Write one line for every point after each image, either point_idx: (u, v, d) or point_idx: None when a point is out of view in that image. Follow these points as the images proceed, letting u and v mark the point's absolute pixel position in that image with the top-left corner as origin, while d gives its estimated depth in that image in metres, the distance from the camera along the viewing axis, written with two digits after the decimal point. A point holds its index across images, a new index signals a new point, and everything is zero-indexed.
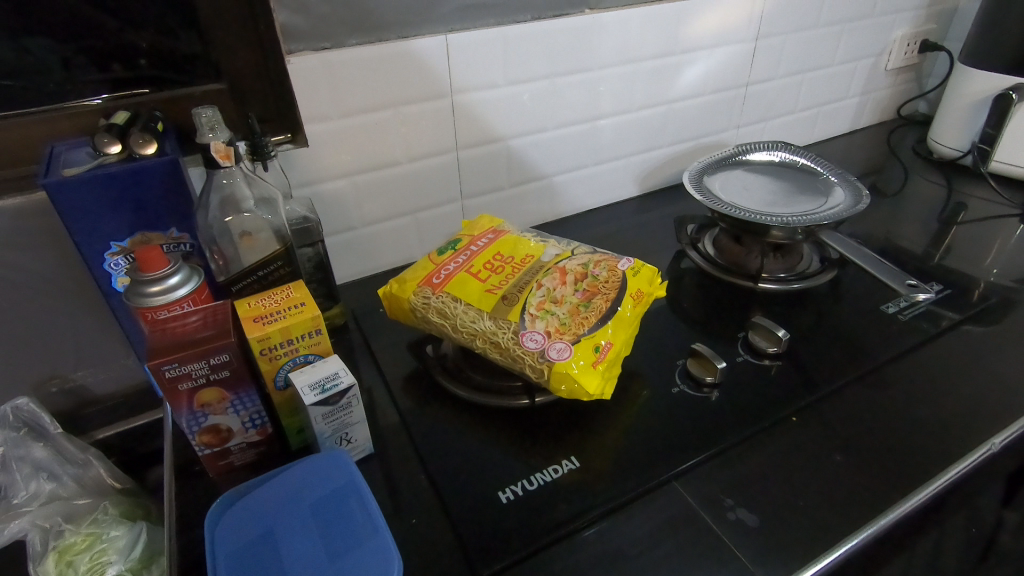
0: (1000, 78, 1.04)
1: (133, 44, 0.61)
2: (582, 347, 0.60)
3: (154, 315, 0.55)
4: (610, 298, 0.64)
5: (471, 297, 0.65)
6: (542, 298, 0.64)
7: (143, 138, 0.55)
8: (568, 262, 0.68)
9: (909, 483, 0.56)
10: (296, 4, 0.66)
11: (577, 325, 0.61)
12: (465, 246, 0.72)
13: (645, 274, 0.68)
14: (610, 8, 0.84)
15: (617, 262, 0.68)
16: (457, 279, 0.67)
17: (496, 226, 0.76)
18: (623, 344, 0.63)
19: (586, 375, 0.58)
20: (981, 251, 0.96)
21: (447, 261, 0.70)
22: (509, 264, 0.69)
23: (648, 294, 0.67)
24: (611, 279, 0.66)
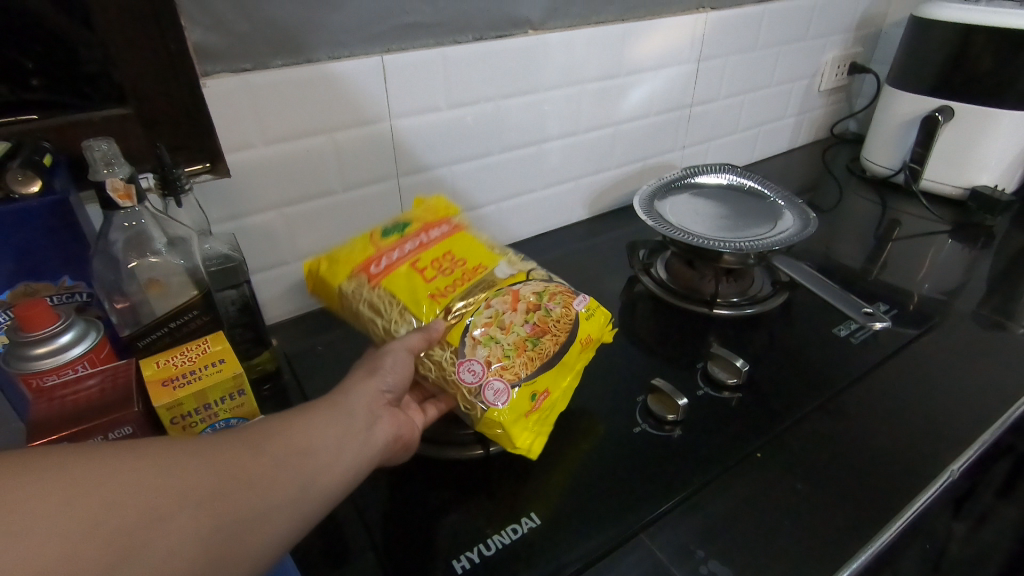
0: (925, 100, 1.07)
1: (17, 64, 0.53)
2: (521, 392, 0.56)
3: (40, 381, 0.46)
4: (560, 342, 0.60)
5: (409, 300, 0.59)
6: (488, 322, 0.60)
7: (24, 174, 0.48)
8: (523, 286, 0.64)
9: (877, 518, 0.54)
10: (211, 21, 0.60)
11: (519, 365, 0.57)
12: (417, 231, 0.67)
13: (599, 318, 0.64)
14: (554, 29, 0.82)
15: (574, 298, 0.64)
16: (399, 272, 0.62)
17: (452, 215, 0.71)
18: (562, 391, 0.60)
19: (517, 426, 0.55)
20: (917, 267, 0.98)
21: (394, 246, 0.64)
22: (459, 267, 0.63)
23: (599, 338, 0.64)
24: (566, 320, 0.62)
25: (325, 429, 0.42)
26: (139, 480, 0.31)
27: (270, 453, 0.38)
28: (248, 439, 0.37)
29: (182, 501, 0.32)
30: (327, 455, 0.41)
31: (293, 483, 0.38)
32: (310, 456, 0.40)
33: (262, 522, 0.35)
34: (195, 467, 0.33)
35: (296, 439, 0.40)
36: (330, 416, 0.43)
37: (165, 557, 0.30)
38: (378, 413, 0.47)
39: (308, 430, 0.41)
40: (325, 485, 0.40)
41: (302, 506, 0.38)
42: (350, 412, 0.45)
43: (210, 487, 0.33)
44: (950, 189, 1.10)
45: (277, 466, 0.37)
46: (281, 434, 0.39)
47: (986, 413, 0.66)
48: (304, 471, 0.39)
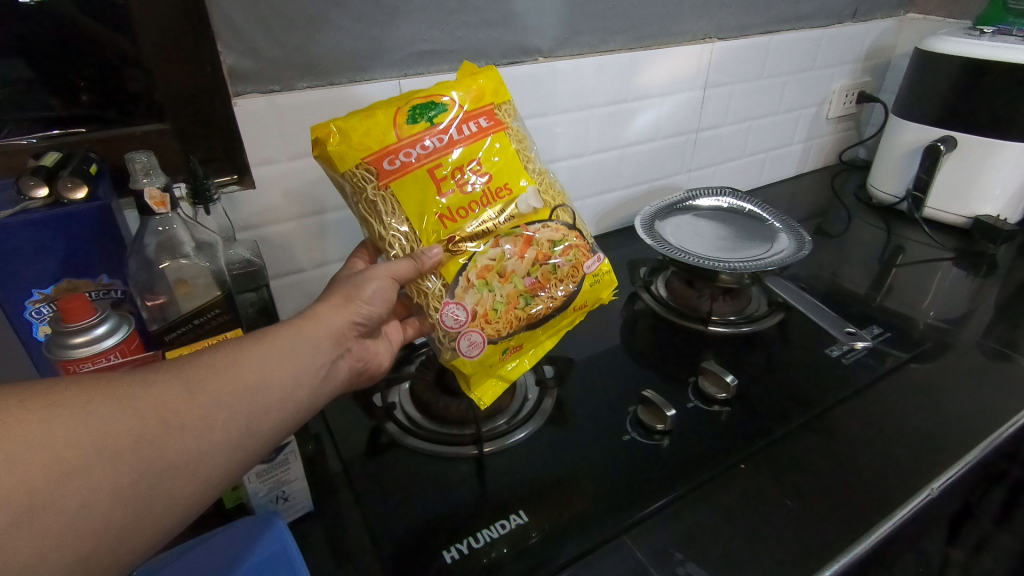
0: (929, 131, 1.09)
1: (71, 83, 0.59)
2: (495, 347, 0.60)
3: (77, 367, 0.51)
4: (551, 305, 0.62)
5: (413, 215, 0.58)
6: (490, 264, 0.60)
7: (72, 181, 0.54)
8: (541, 230, 0.62)
9: (854, 530, 0.56)
10: (245, 47, 0.66)
11: (503, 323, 0.60)
12: (449, 122, 0.59)
13: (603, 284, 0.67)
14: (562, 56, 0.87)
15: (586, 258, 0.64)
16: (414, 175, 0.57)
17: (490, 106, 0.62)
18: (534, 345, 0.65)
19: (481, 374, 0.61)
20: (920, 294, 1.00)
21: (417, 137, 0.58)
22: (482, 186, 0.60)
23: (590, 302, 0.67)
24: (567, 283, 0.63)
25: (273, 369, 0.44)
26: (48, 436, 0.33)
27: (207, 395, 0.39)
28: (183, 379, 0.39)
29: (95, 456, 0.34)
30: (272, 395, 0.43)
31: (230, 426, 0.40)
32: (253, 396, 0.42)
33: (194, 465, 0.38)
34: (114, 417, 0.35)
35: (238, 380, 0.41)
36: (281, 355, 0.45)
37: (73, 512, 0.33)
38: (331, 358, 0.49)
39: (255, 369, 0.43)
40: (266, 424, 0.43)
41: (240, 444, 0.41)
42: (303, 352, 0.47)
43: (130, 437, 0.35)
44: (954, 217, 1.12)
45: (214, 409, 0.39)
46: (222, 373, 0.41)
47: (972, 436, 0.67)
48: (244, 411, 0.41)
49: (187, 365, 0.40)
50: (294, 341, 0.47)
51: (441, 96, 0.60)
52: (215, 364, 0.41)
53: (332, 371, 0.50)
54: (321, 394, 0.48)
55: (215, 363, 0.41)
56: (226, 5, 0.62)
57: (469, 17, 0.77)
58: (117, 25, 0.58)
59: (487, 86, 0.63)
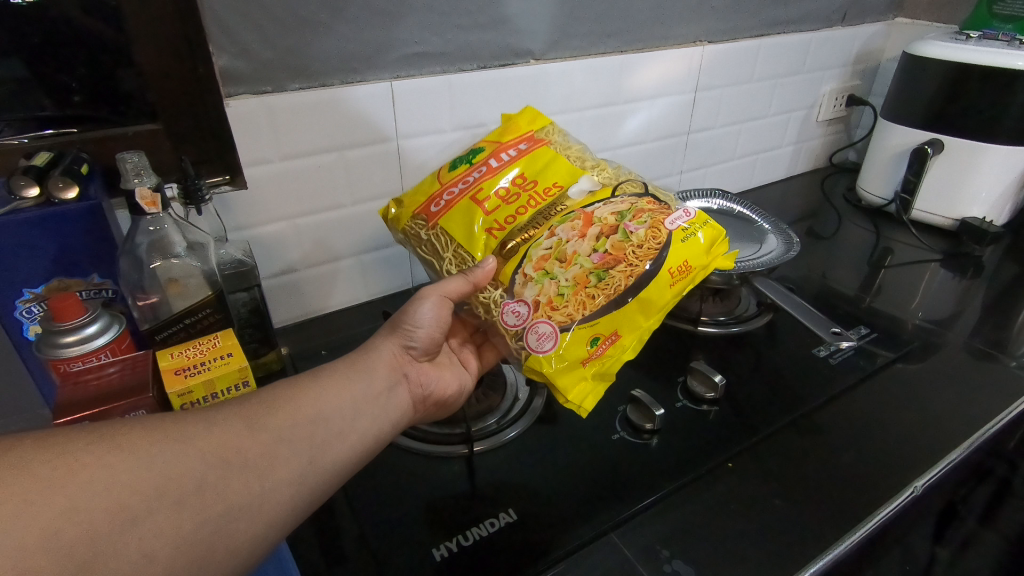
0: (916, 134, 1.11)
1: (64, 83, 0.59)
2: (575, 335, 0.57)
3: (67, 366, 0.52)
4: (632, 272, 0.58)
5: (463, 238, 0.62)
6: (549, 253, 0.59)
7: (63, 181, 0.54)
8: (599, 208, 0.61)
9: (840, 527, 0.57)
10: (237, 49, 0.66)
11: (574, 305, 0.57)
12: (485, 158, 0.67)
13: (703, 242, 0.61)
14: (553, 59, 0.88)
15: (665, 218, 0.61)
16: (458, 205, 0.64)
17: (529, 133, 0.69)
18: (632, 329, 0.59)
19: (569, 374, 0.57)
20: (906, 294, 1.01)
21: (459, 179, 0.66)
22: (527, 192, 0.63)
23: (692, 266, 0.60)
24: (646, 247, 0.59)
25: (330, 402, 0.48)
26: (111, 480, 0.35)
27: (268, 430, 0.43)
28: (242, 417, 0.43)
29: (157, 501, 0.36)
30: (332, 425, 0.47)
31: (293, 462, 0.43)
32: (312, 427, 0.45)
33: (257, 503, 0.40)
34: (178, 457, 0.38)
35: (296, 414, 0.45)
36: (340, 387, 0.50)
37: (137, 564, 0.34)
38: (385, 384, 0.53)
39: (312, 403, 0.47)
40: (329, 459, 0.46)
41: (301, 480, 0.43)
42: (358, 382, 0.51)
43: (196, 479, 0.38)
44: (941, 219, 1.13)
45: (275, 444, 0.43)
46: (280, 409, 0.45)
47: (954, 434, 0.68)
48: (306, 445, 0.44)
49: (248, 402, 0.44)
50: (346, 373, 0.51)
51: (480, 145, 0.69)
52: (276, 400, 0.45)
53: (391, 399, 0.53)
54: (384, 424, 0.52)
55: (275, 400, 0.45)
56: (218, 6, 0.63)
57: (461, 19, 0.78)
58: (109, 27, 0.59)
59: (522, 119, 0.71)
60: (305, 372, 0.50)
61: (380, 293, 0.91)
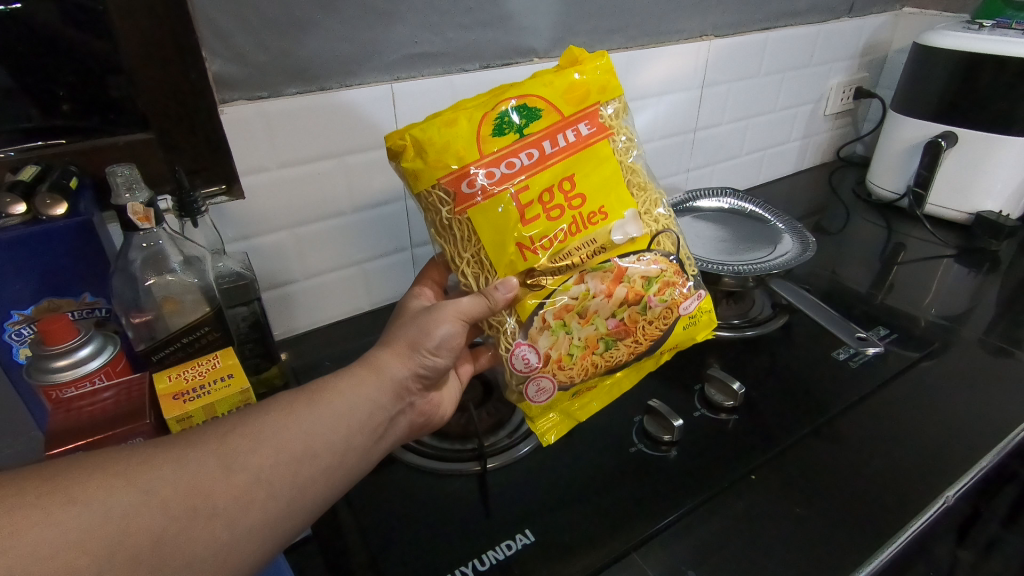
0: (928, 127, 1.08)
1: (50, 92, 0.57)
2: (566, 392, 0.59)
3: (59, 393, 0.50)
4: (634, 351, 0.60)
5: (490, 243, 0.56)
6: (573, 305, 0.58)
7: (50, 198, 0.51)
8: (632, 266, 0.59)
9: (870, 544, 0.55)
10: (230, 53, 0.63)
11: (578, 368, 0.59)
12: (542, 135, 0.56)
13: (701, 325, 0.64)
14: (557, 57, 0.85)
15: (682, 300, 0.62)
16: (496, 197, 0.55)
17: (594, 109, 0.58)
18: (610, 384, 0.63)
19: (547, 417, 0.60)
20: (920, 291, 0.99)
21: (502, 154, 0.55)
22: (570, 208, 0.57)
23: (681, 343, 0.64)
24: (656, 325, 0.61)
25: (323, 435, 0.45)
26: (58, 538, 0.33)
27: (246, 471, 0.40)
28: (216, 453, 0.40)
29: (109, 561, 0.34)
30: (320, 462, 0.44)
31: (269, 504, 0.41)
32: (296, 465, 0.43)
33: (223, 553, 0.38)
34: (135, 507, 0.35)
35: (283, 448, 0.43)
36: (338, 425, 0.46)
37: None
38: (386, 417, 0.50)
39: (301, 438, 0.44)
40: (310, 499, 0.44)
41: (273, 523, 0.41)
42: (358, 417, 0.48)
43: (153, 533, 0.36)
44: (955, 213, 1.11)
45: (252, 485, 0.40)
46: (263, 446, 0.42)
47: (979, 439, 0.66)
48: (286, 485, 0.42)
49: (232, 431, 0.42)
50: (345, 400, 0.48)
51: (536, 101, 0.56)
52: (262, 433, 0.42)
53: (386, 433, 0.51)
54: (374, 456, 0.50)
55: (262, 432, 0.42)
56: (209, 10, 0.60)
57: (462, 17, 0.75)
58: (96, 34, 0.56)
59: (594, 83, 0.58)
60: (298, 394, 0.46)
61: (383, 301, 0.88)
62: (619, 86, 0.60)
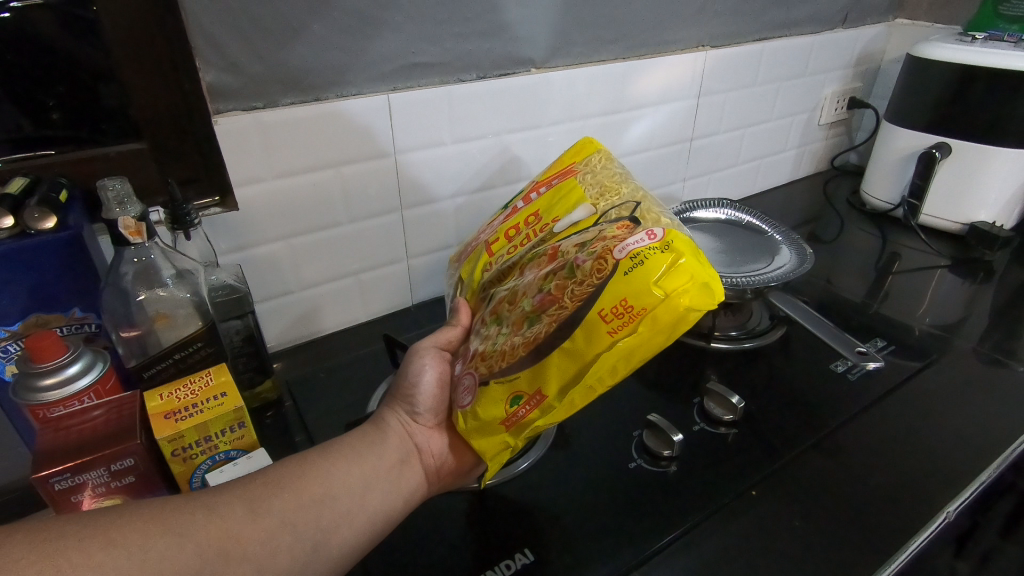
0: (922, 137, 1.09)
1: (40, 102, 0.56)
2: (490, 391, 0.51)
3: (47, 412, 0.48)
4: (561, 318, 0.48)
5: (468, 280, 0.65)
6: (505, 296, 0.55)
7: (39, 211, 0.50)
8: (568, 241, 0.54)
9: (871, 561, 0.54)
10: (224, 62, 0.62)
11: (498, 356, 0.51)
12: (522, 199, 0.67)
13: (658, 271, 0.45)
14: (555, 67, 0.85)
15: (621, 245, 0.48)
16: (477, 249, 0.66)
17: (569, 167, 0.66)
18: (564, 389, 0.47)
19: (486, 436, 0.51)
20: (915, 300, 0.99)
21: (493, 224, 0.68)
22: (530, 230, 0.61)
23: (636, 302, 0.45)
24: (585, 282, 0.48)
25: (339, 479, 0.49)
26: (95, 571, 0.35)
27: (273, 515, 0.44)
28: (241, 500, 0.44)
29: None
30: (340, 505, 0.47)
31: (294, 546, 0.44)
32: (317, 508, 0.46)
33: None
34: (171, 549, 0.38)
35: (303, 493, 0.46)
36: (349, 466, 0.50)
37: None
38: (397, 456, 0.53)
39: (320, 482, 0.47)
40: (336, 541, 0.46)
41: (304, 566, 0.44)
42: (367, 458, 0.51)
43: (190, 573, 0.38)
44: (949, 224, 1.11)
45: (279, 529, 0.44)
46: (283, 491, 0.45)
47: (976, 452, 0.66)
48: (311, 528, 0.45)
49: (256, 483, 0.45)
50: (358, 448, 0.52)
51: (530, 186, 0.70)
52: (283, 480, 0.47)
53: (405, 472, 0.53)
54: (398, 498, 0.51)
55: (283, 479, 0.46)
56: (204, 19, 0.59)
57: (459, 27, 0.74)
58: (88, 43, 0.55)
59: (570, 153, 0.68)
60: (316, 448, 0.51)
61: (379, 312, 0.87)
62: (596, 144, 0.67)
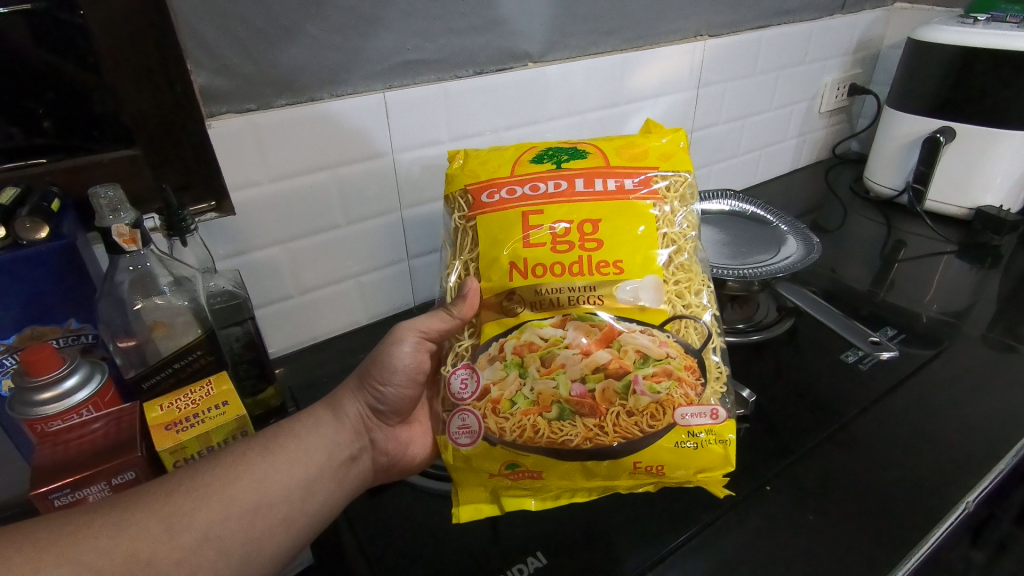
0: (925, 122, 1.07)
1: (30, 111, 0.55)
2: (492, 451, 0.52)
3: (45, 426, 0.47)
4: (593, 434, 0.51)
5: (486, 249, 0.55)
6: (540, 349, 0.53)
7: (31, 222, 0.49)
8: (629, 330, 0.53)
9: (891, 555, 0.53)
10: (216, 65, 0.61)
11: (512, 424, 0.52)
12: (581, 173, 0.57)
13: (701, 456, 0.52)
14: (552, 61, 0.83)
15: (682, 408, 0.52)
16: (506, 214, 0.55)
17: (643, 171, 0.58)
18: (559, 483, 0.53)
19: (471, 476, 0.54)
20: (921, 287, 0.98)
21: (530, 178, 0.57)
22: (583, 244, 0.54)
23: (668, 470, 0.52)
24: (634, 418, 0.51)
25: (276, 483, 0.48)
26: None
27: (194, 531, 0.42)
28: (164, 513, 0.42)
29: None
30: (277, 511, 0.47)
31: (218, 560, 0.43)
32: (249, 518, 0.46)
33: None
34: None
35: (233, 503, 0.45)
36: (290, 470, 0.49)
37: None
38: (347, 455, 0.54)
39: (252, 491, 0.47)
40: (269, 547, 0.46)
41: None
42: (315, 456, 0.51)
43: None
44: (956, 209, 1.10)
45: (202, 544, 0.43)
46: (211, 502, 0.44)
47: (992, 441, 0.65)
48: (240, 538, 0.45)
49: (180, 486, 0.44)
50: (303, 442, 0.52)
51: (586, 149, 0.60)
52: (209, 488, 0.45)
53: (350, 471, 0.54)
54: (336, 497, 0.52)
55: (212, 486, 0.45)
56: (194, 21, 0.58)
57: (454, 23, 0.73)
58: (75, 49, 0.54)
59: (654, 152, 0.60)
60: (255, 441, 0.50)
61: (380, 315, 0.86)
62: (686, 164, 0.60)
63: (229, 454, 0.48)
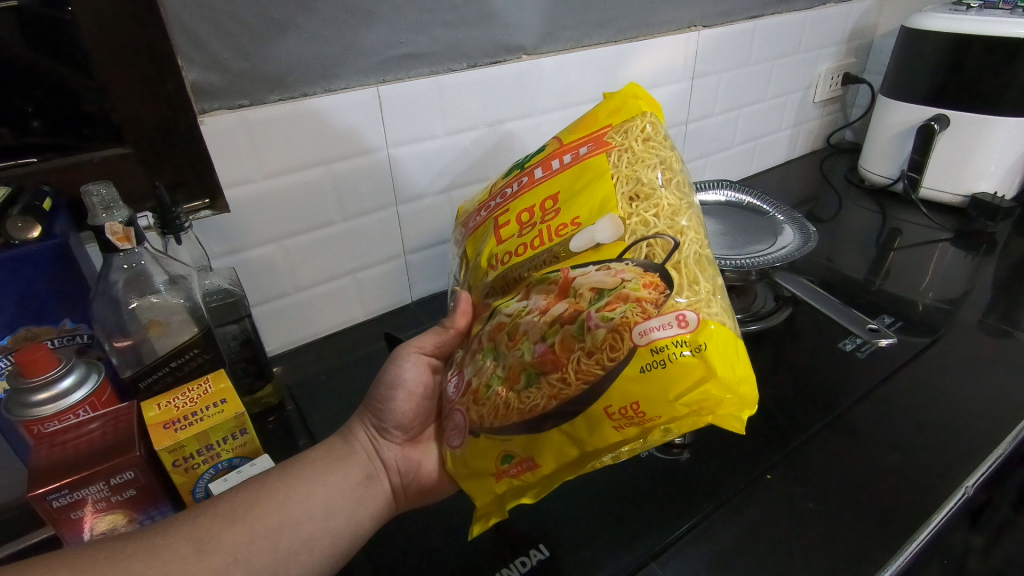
0: (919, 110, 1.07)
1: (18, 108, 0.54)
2: (478, 444, 0.49)
3: (41, 427, 0.47)
4: (562, 394, 0.44)
5: (473, 261, 0.59)
6: (504, 324, 0.49)
7: (22, 221, 0.49)
8: (585, 275, 0.47)
9: (891, 540, 0.53)
10: (208, 60, 0.60)
11: (489, 408, 0.48)
12: (546, 159, 0.56)
13: (676, 373, 0.41)
14: (546, 53, 0.83)
15: (649, 328, 0.42)
16: (485, 226, 0.59)
17: (601, 131, 0.54)
18: (560, 463, 0.46)
19: (476, 482, 0.50)
20: (917, 274, 0.98)
21: (505, 189, 0.60)
22: (546, 220, 0.52)
23: (648, 406, 0.42)
24: (594, 357, 0.43)
25: (299, 503, 0.48)
26: None
27: (221, 552, 0.43)
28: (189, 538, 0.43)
29: None
30: (302, 532, 0.47)
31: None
32: (275, 537, 0.46)
33: None
34: None
35: (259, 524, 0.46)
36: (311, 490, 0.50)
37: None
38: (363, 474, 0.53)
39: (275, 513, 0.47)
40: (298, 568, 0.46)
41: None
42: (332, 476, 0.51)
43: None
44: (951, 197, 1.10)
45: (230, 564, 0.43)
46: (237, 524, 0.45)
47: (990, 426, 0.65)
48: (268, 558, 0.45)
49: (203, 517, 0.45)
50: (317, 467, 0.52)
51: (555, 139, 0.59)
52: (231, 511, 0.46)
53: (370, 490, 0.53)
54: (361, 516, 0.51)
55: (236, 509, 0.46)
56: (185, 17, 0.57)
57: (448, 15, 0.73)
58: (65, 46, 0.54)
59: (609, 109, 0.56)
60: (275, 470, 0.51)
61: (378, 311, 0.86)
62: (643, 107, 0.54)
63: (255, 482, 0.49)
